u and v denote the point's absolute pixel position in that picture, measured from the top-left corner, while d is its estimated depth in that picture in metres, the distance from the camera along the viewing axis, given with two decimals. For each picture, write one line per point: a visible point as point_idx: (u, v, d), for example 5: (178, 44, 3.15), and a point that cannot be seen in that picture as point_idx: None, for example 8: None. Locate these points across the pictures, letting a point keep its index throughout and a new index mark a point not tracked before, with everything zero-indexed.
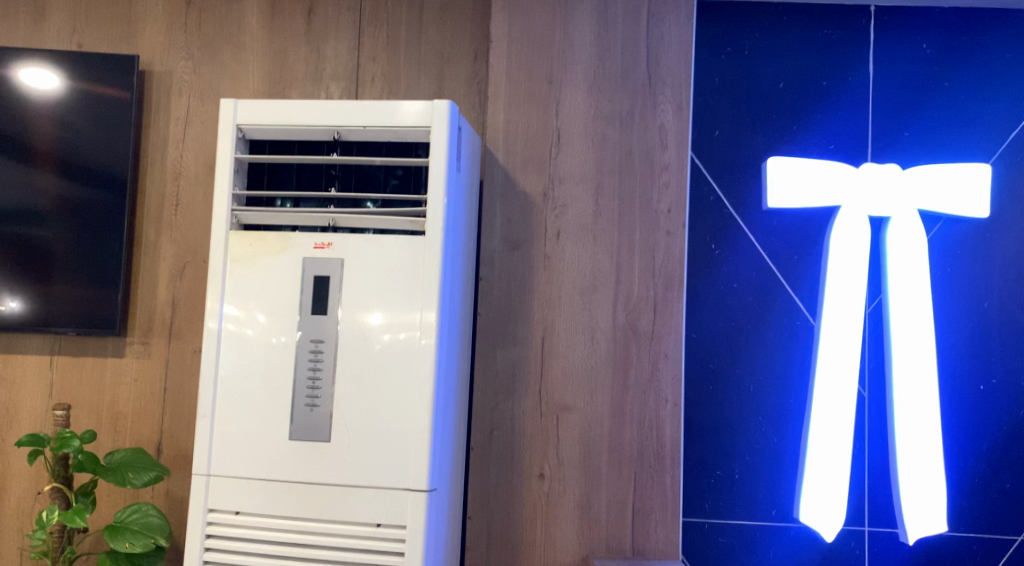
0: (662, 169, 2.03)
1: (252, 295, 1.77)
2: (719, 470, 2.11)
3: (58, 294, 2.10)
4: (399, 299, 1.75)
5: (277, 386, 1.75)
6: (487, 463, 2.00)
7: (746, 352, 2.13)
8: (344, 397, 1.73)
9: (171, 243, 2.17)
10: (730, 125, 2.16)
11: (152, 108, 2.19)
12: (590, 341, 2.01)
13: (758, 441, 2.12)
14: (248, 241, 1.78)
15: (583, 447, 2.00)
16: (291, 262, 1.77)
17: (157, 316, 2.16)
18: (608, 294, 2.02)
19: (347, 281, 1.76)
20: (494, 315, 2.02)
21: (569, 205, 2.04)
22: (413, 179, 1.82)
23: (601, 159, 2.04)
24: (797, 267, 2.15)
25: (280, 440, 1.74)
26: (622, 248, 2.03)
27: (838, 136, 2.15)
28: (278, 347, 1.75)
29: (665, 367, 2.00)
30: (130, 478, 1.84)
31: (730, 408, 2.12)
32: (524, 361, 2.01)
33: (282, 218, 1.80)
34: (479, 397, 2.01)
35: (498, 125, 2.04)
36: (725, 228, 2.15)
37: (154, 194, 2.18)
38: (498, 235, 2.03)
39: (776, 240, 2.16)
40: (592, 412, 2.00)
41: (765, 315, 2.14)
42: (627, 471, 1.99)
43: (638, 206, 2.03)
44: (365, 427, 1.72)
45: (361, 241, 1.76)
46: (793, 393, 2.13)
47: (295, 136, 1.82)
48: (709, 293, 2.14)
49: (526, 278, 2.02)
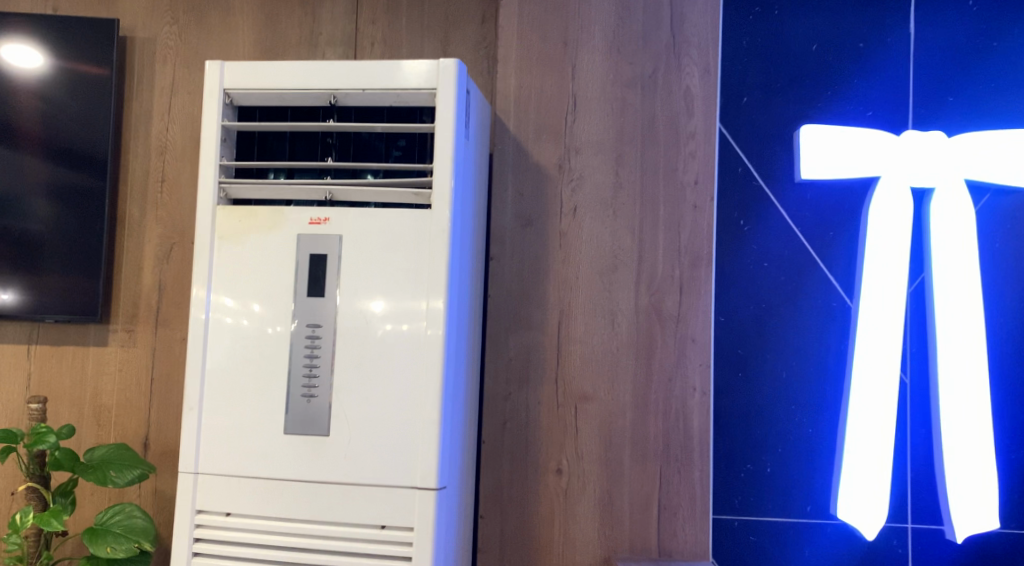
0: (689, 138, 1.87)
1: (242, 276, 1.61)
2: (749, 463, 1.96)
3: (34, 279, 1.94)
4: (404, 280, 1.59)
5: (271, 375, 1.59)
6: (500, 457, 1.85)
7: (779, 336, 1.98)
8: (344, 387, 1.58)
9: (157, 223, 2.01)
10: (759, 91, 2.00)
11: (134, 77, 2.03)
12: (610, 325, 1.86)
13: (792, 431, 1.97)
14: (237, 217, 1.62)
15: (604, 440, 1.84)
16: (285, 239, 1.61)
17: (142, 302, 2.00)
18: (630, 273, 1.86)
19: (346, 259, 1.60)
20: (506, 297, 1.87)
21: (587, 177, 1.88)
22: (417, 148, 1.66)
23: (622, 128, 1.88)
24: (832, 244, 2.00)
25: (274, 434, 1.58)
26: (644, 224, 1.87)
27: (876, 102, 1.99)
28: (272, 333, 1.60)
29: (692, 352, 1.85)
30: (112, 476, 1.69)
31: (761, 396, 1.97)
32: (539, 346, 1.86)
33: (274, 192, 1.64)
34: (490, 386, 1.86)
35: (509, 90, 1.88)
36: (754, 201, 2.00)
37: (138, 170, 2.02)
38: (509, 210, 1.88)
39: (809, 215, 2.00)
40: (615, 402, 1.85)
41: (797, 296, 1.98)
42: (652, 466, 1.83)
43: (662, 177, 1.87)
44: (367, 419, 1.57)
45: (362, 215, 1.60)
46: (828, 379, 1.97)
47: (287, 102, 1.66)
48: (737, 273, 1.99)
49: (540, 256, 1.87)
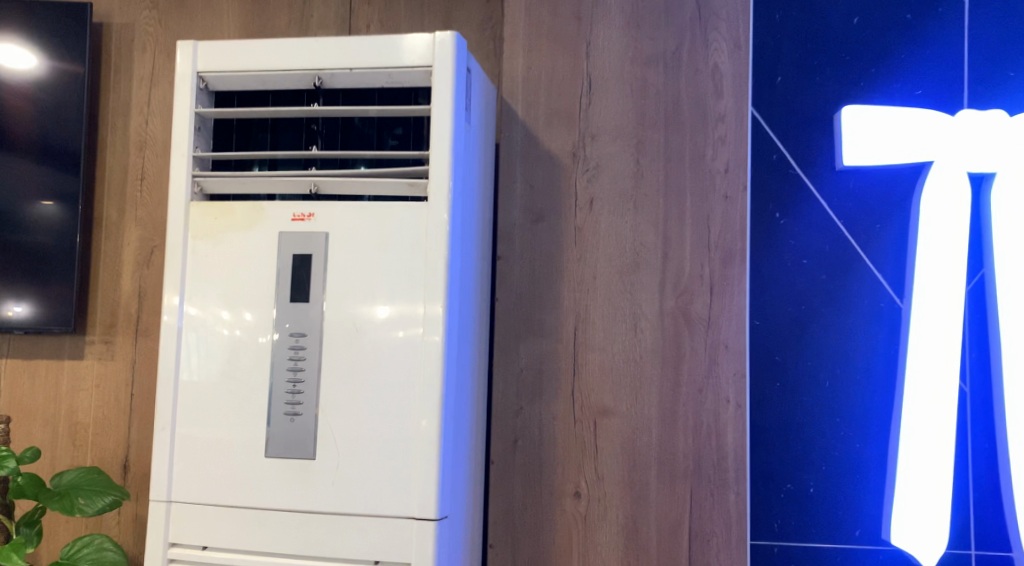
0: (718, 121, 1.68)
1: (218, 280, 1.44)
2: (790, 482, 1.76)
3: (8, 288, 1.79)
4: (398, 282, 1.41)
5: (251, 391, 1.42)
6: (511, 479, 1.67)
7: (822, 341, 1.78)
8: (332, 404, 1.40)
9: (137, 225, 1.85)
10: (795, 69, 1.81)
11: (111, 66, 1.87)
12: (633, 331, 1.67)
13: (837, 447, 1.76)
14: (213, 214, 1.45)
15: (627, 460, 1.65)
16: (265, 238, 1.44)
17: (121, 311, 1.84)
18: (654, 273, 1.67)
19: (333, 259, 1.42)
20: (516, 302, 1.69)
21: (604, 166, 1.69)
22: (414, 135, 1.47)
23: (642, 111, 1.69)
24: (879, 238, 1.79)
25: (254, 457, 1.41)
26: (669, 217, 1.67)
27: (927, 80, 1.79)
28: (252, 343, 1.42)
29: (725, 361, 1.65)
30: (80, 504, 1.52)
31: (802, 408, 1.77)
32: (552, 354, 1.68)
33: (253, 185, 1.47)
34: (500, 400, 1.68)
35: (517, 72, 1.71)
36: (791, 191, 1.81)
37: (116, 167, 1.86)
38: (518, 204, 1.70)
39: (853, 206, 1.81)
40: (638, 417, 1.65)
41: (841, 296, 1.79)
42: (682, 489, 1.64)
43: (689, 165, 1.68)
44: (358, 440, 1.39)
45: (350, 209, 1.42)
46: (877, 388, 1.77)
47: (268, 86, 1.49)
48: (773, 272, 1.80)
49: (552, 255, 1.69)
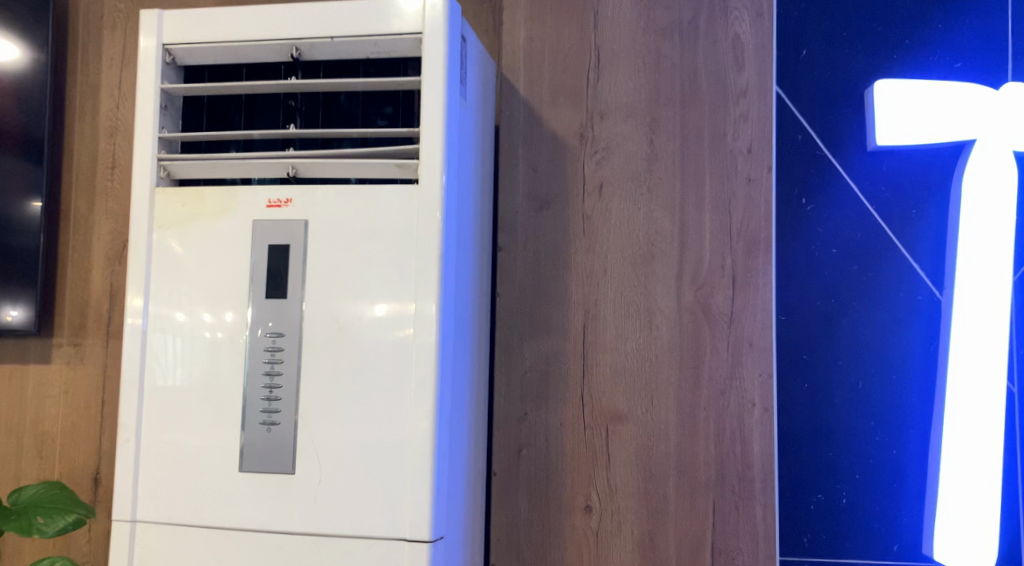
0: (739, 97, 1.53)
1: (186, 274, 1.29)
2: (820, 492, 1.61)
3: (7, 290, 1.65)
4: (386, 275, 1.25)
5: (224, 398, 1.27)
6: (515, 492, 1.52)
7: (854, 337, 1.63)
8: (313, 412, 1.25)
9: (107, 217, 1.70)
10: (821, 42, 1.66)
11: (79, 46, 1.73)
12: (647, 328, 1.52)
13: (871, 453, 1.61)
14: (181, 200, 1.31)
15: (643, 470, 1.50)
16: (238, 226, 1.29)
17: (91, 310, 1.70)
18: (670, 264, 1.52)
19: (313, 250, 1.27)
20: (519, 297, 1.54)
21: (615, 147, 1.54)
22: (404, 111, 1.32)
23: (656, 87, 1.54)
24: (916, 224, 1.64)
25: (227, 472, 1.26)
26: (686, 202, 1.52)
27: (967, 51, 1.63)
28: (224, 344, 1.28)
29: (750, 360, 1.49)
30: (38, 524, 1.36)
31: (833, 412, 1.62)
32: (559, 354, 1.53)
33: (225, 169, 1.32)
34: (501, 404, 1.53)
35: (518, 46, 1.56)
36: (819, 175, 1.65)
37: (85, 155, 1.72)
38: (521, 191, 1.55)
39: (887, 190, 1.65)
40: (654, 422, 1.50)
41: (874, 288, 1.63)
42: (703, 502, 1.48)
43: (708, 144, 1.53)
44: (342, 453, 1.24)
45: (332, 193, 1.27)
46: (915, 389, 1.61)
47: (241, 58, 1.34)
48: (798, 263, 1.64)
49: (558, 245, 1.54)
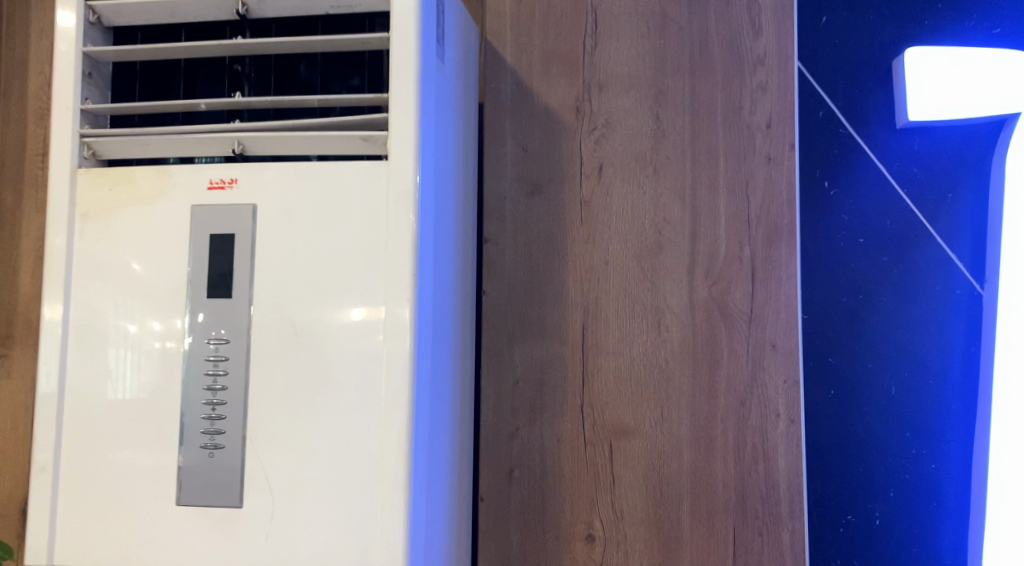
0: (756, 65, 1.34)
1: (115, 271, 1.09)
2: (851, 513, 1.41)
3: None
4: (349, 271, 1.05)
5: (158, 418, 1.07)
6: (507, 520, 1.32)
7: (886, 337, 1.43)
8: (264, 433, 1.05)
9: (38, 211, 1.49)
10: (844, 7, 1.47)
11: (4, 18, 1.52)
12: (656, 330, 1.32)
13: (907, 468, 1.42)
14: (107, 182, 1.10)
15: (653, 492, 1.30)
16: (174, 212, 1.09)
17: (19, 316, 1.48)
18: (680, 256, 1.33)
19: (262, 239, 1.07)
20: (508, 296, 1.35)
21: (616, 123, 1.35)
22: (369, 72, 1.14)
23: (662, 54, 1.35)
24: (954, 210, 1.44)
25: (162, 506, 1.05)
26: (698, 185, 1.33)
27: (1007, 14, 1.45)
28: (158, 355, 1.07)
29: (773, 363, 1.31)
30: None
31: (863, 422, 1.43)
32: (555, 360, 1.34)
33: (159, 145, 1.11)
34: (489, 418, 1.34)
35: (504, 10, 1.38)
36: (842, 155, 1.46)
37: (12, 141, 1.51)
38: (509, 174, 1.36)
39: (920, 172, 1.46)
40: (665, 438, 1.31)
41: (907, 282, 1.44)
42: (722, 529, 1.29)
43: (721, 119, 1.34)
44: (297, 482, 1.04)
45: (285, 173, 1.07)
46: (956, 395, 1.42)
47: (178, 16, 1.13)
48: (823, 254, 1.45)
49: (552, 236, 1.35)
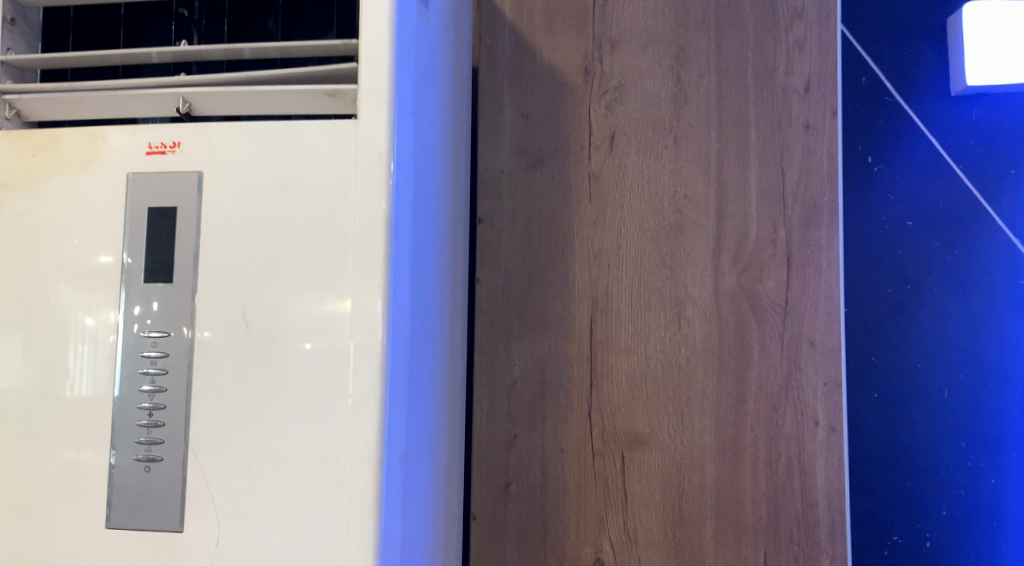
0: (793, 19, 1.16)
1: (39, 251, 0.92)
2: (897, 534, 1.24)
3: None
4: (311, 252, 0.88)
5: (85, 425, 0.90)
6: (502, 543, 1.15)
7: (938, 334, 1.25)
8: (208, 444, 0.88)
9: None
10: None
11: None
12: (675, 324, 1.15)
13: (961, 483, 1.24)
14: (32, 146, 0.93)
15: (671, 510, 1.13)
16: (107, 181, 0.92)
17: None
18: (704, 238, 1.16)
19: (208, 213, 0.90)
20: (505, 284, 1.18)
21: (630, 85, 1.18)
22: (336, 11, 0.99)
23: (685, 6, 1.18)
24: (1016, 189, 1.26)
25: (90, 529, 0.89)
26: (725, 157, 1.16)
27: None
28: (88, 350, 0.91)
29: (811, 363, 1.13)
30: None
31: (911, 430, 1.24)
32: (559, 357, 1.16)
33: (93, 103, 0.94)
34: (482, 425, 1.17)
35: None
36: (888, 125, 1.28)
37: None
38: (507, 145, 1.19)
39: (977, 146, 1.27)
40: (686, 449, 1.14)
41: (961, 271, 1.26)
42: (750, 554, 1.12)
43: (753, 82, 1.16)
44: (248, 502, 0.87)
45: (236, 135, 0.90)
46: (1018, 400, 1.24)
47: None
48: (864, 239, 1.27)
49: (556, 215, 1.18)
